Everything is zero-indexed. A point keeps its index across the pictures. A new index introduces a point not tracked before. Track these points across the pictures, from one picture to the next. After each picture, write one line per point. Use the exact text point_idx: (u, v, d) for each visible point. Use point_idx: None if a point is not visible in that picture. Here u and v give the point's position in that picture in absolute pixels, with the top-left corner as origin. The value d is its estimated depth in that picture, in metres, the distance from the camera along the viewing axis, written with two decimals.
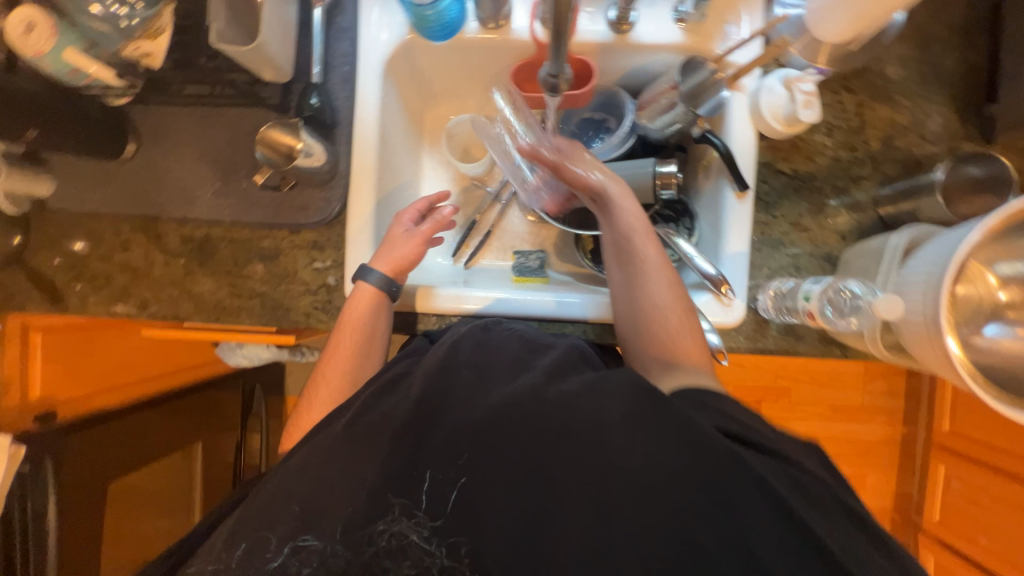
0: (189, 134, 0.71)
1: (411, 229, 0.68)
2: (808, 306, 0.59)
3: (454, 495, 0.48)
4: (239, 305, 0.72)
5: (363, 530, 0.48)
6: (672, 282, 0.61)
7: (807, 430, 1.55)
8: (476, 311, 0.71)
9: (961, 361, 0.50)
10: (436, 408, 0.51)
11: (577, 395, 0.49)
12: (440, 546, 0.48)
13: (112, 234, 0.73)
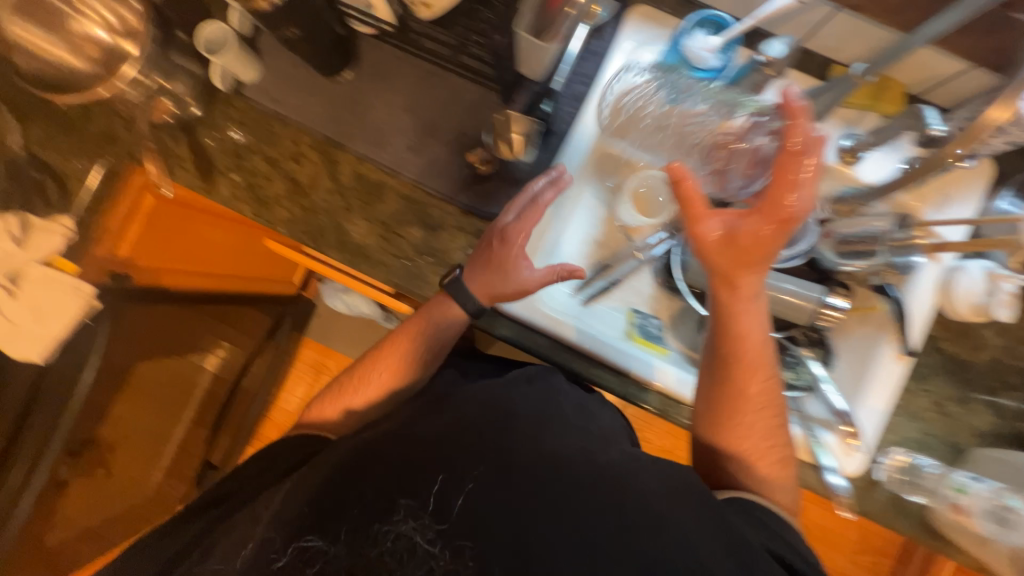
0: (406, 85, 0.71)
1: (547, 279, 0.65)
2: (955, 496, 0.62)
3: (460, 504, 0.51)
4: (382, 260, 0.71)
5: (366, 528, 0.52)
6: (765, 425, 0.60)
7: None
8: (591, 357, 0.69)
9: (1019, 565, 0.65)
10: (514, 451, 0.55)
11: (616, 464, 0.55)
12: (443, 549, 0.50)
13: (290, 142, 0.72)
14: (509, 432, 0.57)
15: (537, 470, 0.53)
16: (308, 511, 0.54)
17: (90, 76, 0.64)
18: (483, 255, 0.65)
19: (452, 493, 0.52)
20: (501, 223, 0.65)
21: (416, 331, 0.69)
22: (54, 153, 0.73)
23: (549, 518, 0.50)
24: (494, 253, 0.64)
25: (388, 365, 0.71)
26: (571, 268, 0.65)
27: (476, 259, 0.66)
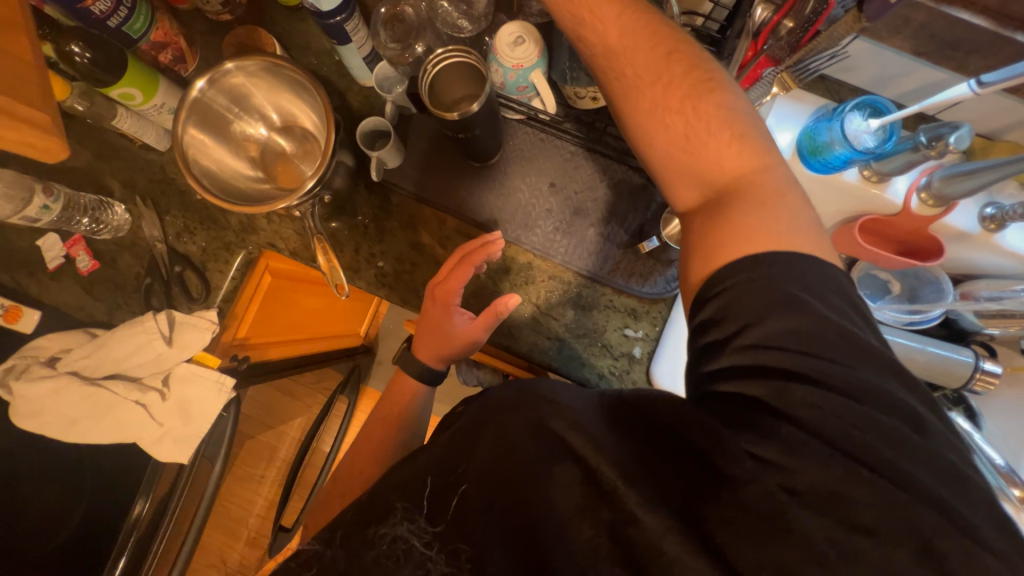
0: (551, 166, 0.72)
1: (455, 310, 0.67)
2: None
3: (454, 504, 0.46)
4: (535, 342, 0.70)
5: (362, 531, 0.48)
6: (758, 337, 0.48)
7: None
8: None
9: None
10: (476, 434, 0.48)
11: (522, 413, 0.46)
12: (440, 553, 0.45)
13: (434, 225, 0.73)
14: (539, 437, 0.44)
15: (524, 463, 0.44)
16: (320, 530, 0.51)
17: (253, 178, 0.64)
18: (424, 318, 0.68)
19: (443, 499, 0.47)
20: (431, 288, 0.67)
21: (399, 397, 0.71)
22: (194, 246, 0.73)
23: (490, 500, 0.45)
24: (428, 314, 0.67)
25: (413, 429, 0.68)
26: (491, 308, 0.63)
27: (421, 330, 0.69)
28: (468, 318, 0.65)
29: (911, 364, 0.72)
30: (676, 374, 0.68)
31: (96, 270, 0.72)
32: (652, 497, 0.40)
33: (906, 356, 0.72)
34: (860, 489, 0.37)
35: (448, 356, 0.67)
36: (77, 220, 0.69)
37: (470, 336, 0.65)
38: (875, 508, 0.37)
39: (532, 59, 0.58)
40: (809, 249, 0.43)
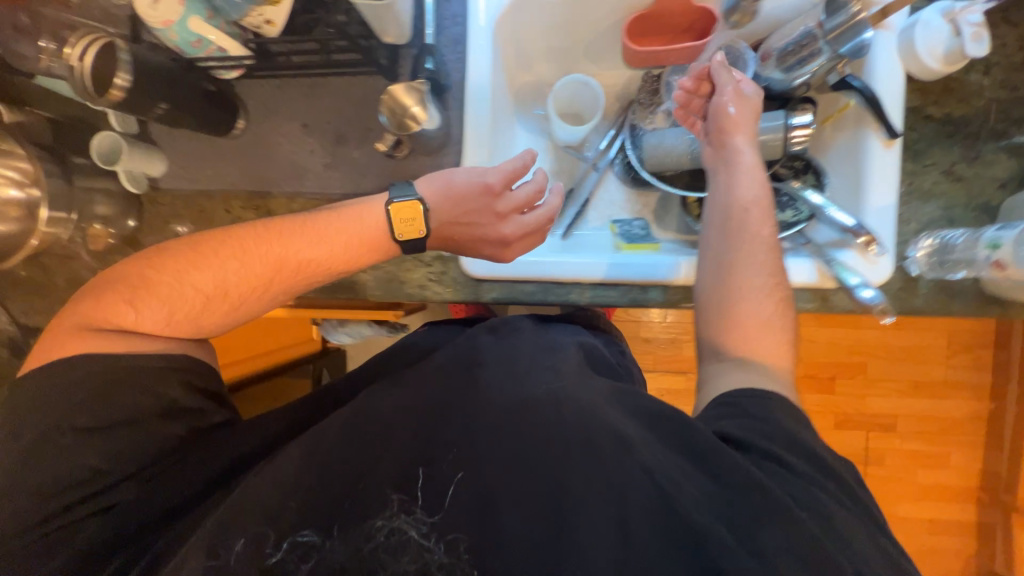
0: (298, 108, 0.70)
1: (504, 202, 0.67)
2: (994, 256, 0.55)
3: (452, 493, 0.49)
4: (353, 279, 0.71)
5: (360, 524, 0.48)
6: (767, 263, 0.59)
7: (886, 408, 1.58)
8: (572, 281, 0.68)
9: None
10: (474, 406, 0.54)
11: (547, 393, 0.54)
12: (438, 542, 0.47)
13: (223, 211, 0.73)
14: (543, 421, 0.51)
15: (542, 425, 0.51)
16: (229, 514, 0.50)
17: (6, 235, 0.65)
18: (478, 203, 0.65)
19: (440, 487, 0.49)
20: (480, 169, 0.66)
21: (344, 229, 0.60)
22: (40, 316, 0.77)
23: (502, 467, 0.49)
24: (483, 201, 0.65)
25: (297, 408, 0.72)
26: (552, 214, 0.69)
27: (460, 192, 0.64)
28: (523, 215, 0.68)
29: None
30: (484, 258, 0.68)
31: None
32: (642, 452, 0.48)
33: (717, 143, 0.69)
34: (815, 473, 0.46)
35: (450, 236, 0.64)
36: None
37: (496, 237, 0.65)
38: (821, 487, 0.46)
39: (177, 11, 0.56)
40: (719, 260, 0.61)
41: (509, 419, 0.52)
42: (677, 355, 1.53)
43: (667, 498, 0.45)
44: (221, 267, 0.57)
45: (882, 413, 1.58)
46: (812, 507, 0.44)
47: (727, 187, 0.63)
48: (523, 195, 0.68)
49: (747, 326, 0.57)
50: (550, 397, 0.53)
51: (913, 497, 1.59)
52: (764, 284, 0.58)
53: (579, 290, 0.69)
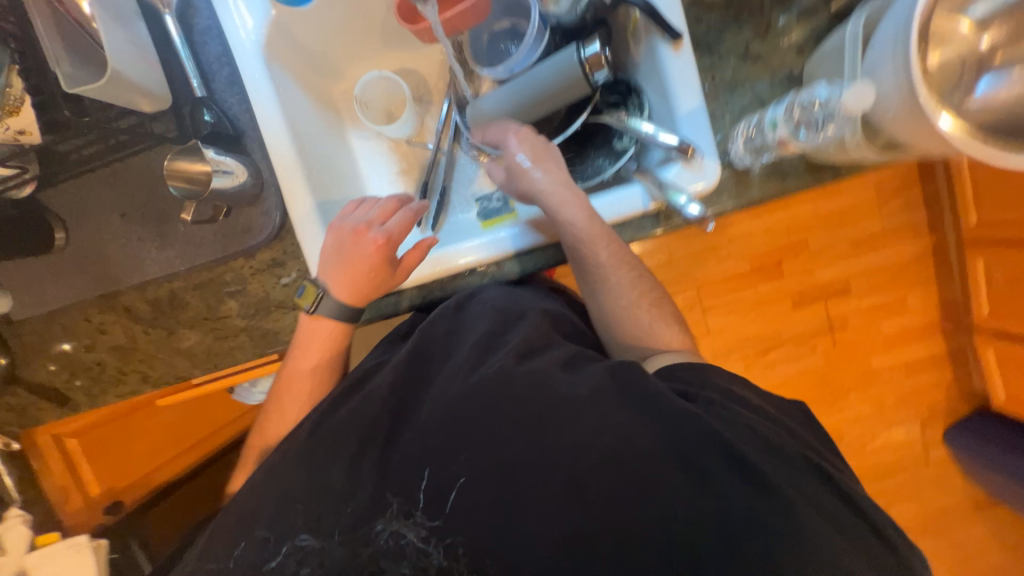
0: (109, 200, 0.68)
1: (375, 230, 0.64)
2: (779, 135, 0.56)
3: (454, 497, 0.53)
4: (229, 345, 0.72)
5: (361, 529, 0.54)
6: (631, 279, 0.68)
7: (838, 274, 1.61)
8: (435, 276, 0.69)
9: (957, 133, 0.47)
10: (411, 401, 0.60)
11: (514, 365, 0.58)
12: (438, 547, 0.52)
13: (84, 322, 0.73)
14: (503, 390, 0.56)
15: (503, 417, 0.55)
16: (245, 510, 0.58)
17: None
18: (348, 254, 0.64)
19: (440, 491, 0.54)
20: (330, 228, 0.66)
21: (308, 346, 0.67)
22: None
23: (522, 446, 0.54)
24: (348, 246, 0.64)
25: None
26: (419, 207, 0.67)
27: (342, 268, 0.64)
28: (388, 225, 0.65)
29: (539, 104, 0.69)
30: None
31: None
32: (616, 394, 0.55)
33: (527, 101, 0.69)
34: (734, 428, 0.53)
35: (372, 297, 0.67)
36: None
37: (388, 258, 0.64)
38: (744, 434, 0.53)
39: None
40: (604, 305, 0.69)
41: (509, 415, 0.55)
42: None
43: (713, 449, 0.50)
44: (298, 403, 0.68)
45: (836, 280, 1.61)
46: (718, 437, 0.51)
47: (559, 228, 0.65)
48: (390, 220, 0.66)
49: (649, 329, 0.66)
50: (467, 391, 0.57)
51: (884, 347, 1.64)
52: (630, 303, 0.67)
53: (442, 285, 0.72)
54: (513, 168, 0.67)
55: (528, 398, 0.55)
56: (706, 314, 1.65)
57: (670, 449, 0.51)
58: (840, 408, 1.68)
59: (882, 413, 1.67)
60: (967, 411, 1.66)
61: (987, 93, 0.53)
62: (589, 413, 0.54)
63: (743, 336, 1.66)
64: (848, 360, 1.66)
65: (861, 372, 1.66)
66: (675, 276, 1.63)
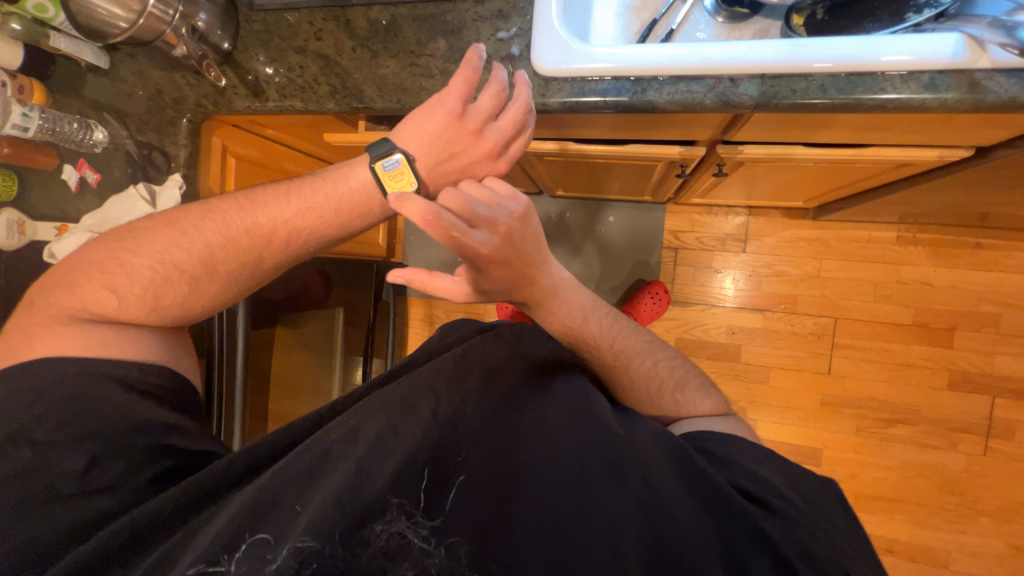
0: None
1: (478, 108, 0.63)
2: None
3: (455, 495, 0.53)
4: (420, 84, 0.71)
5: (358, 528, 0.47)
6: (660, 388, 0.77)
7: (1020, 371, 1.32)
8: (652, 74, 0.61)
9: None
10: (513, 439, 0.59)
11: (604, 445, 0.60)
12: (439, 547, 0.49)
13: (307, 26, 0.77)
14: (590, 471, 0.58)
15: (583, 520, 0.54)
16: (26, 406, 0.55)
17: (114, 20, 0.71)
18: (443, 128, 0.63)
19: (442, 492, 0.53)
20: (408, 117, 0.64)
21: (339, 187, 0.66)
22: (151, 133, 0.87)
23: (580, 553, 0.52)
24: (430, 124, 0.63)
25: (284, 212, 0.65)
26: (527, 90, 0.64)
27: (442, 145, 0.64)
28: (493, 122, 0.64)
29: None
30: (554, 50, 0.64)
31: (101, 181, 0.90)
32: (718, 523, 0.54)
33: None
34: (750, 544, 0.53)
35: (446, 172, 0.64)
36: (42, 128, 0.81)
37: (485, 154, 0.66)
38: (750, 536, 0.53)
39: None
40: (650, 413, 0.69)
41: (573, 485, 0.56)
42: (705, 327, 1.52)
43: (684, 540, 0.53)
44: (180, 237, 0.64)
45: (1016, 375, 1.32)
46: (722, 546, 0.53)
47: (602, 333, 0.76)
48: (488, 100, 0.63)
49: (656, 402, 0.76)
50: (550, 440, 0.60)
51: None
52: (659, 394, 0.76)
53: (659, 87, 0.62)
54: (626, 328, 0.80)
55: (576, 493, 0.56)
56: (835, 352, 1.43)
57: (692, 523, 0.55)
58: (960, 528, 1.36)
59: (1013, 557, 1.33)
60: None
61: None
62: (629, 474, 0.58)
63: (870, 393, 1.41)
64: (996, 476, 1.34)
65: (1004, 498, 1.34)
66: (816, 298, 1.44)
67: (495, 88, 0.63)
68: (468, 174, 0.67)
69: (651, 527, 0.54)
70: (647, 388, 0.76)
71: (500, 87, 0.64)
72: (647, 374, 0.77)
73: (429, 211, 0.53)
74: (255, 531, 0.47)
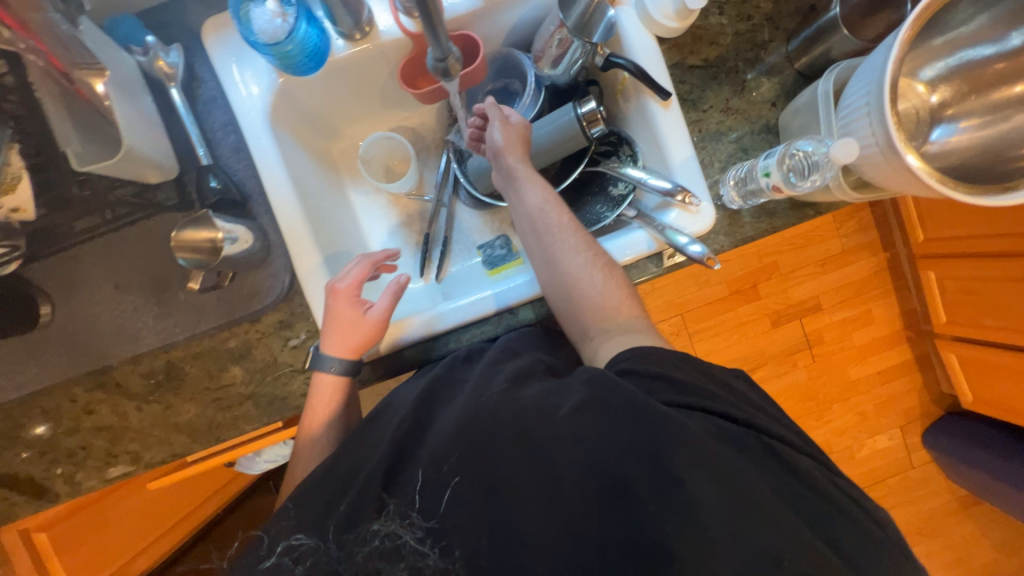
0: (98, 273, 0.65)
1: (351, 286, 0.65)
2: (772, 181, 0.55)
3: (447, 496, 0.46)
4: (233, 415, 0.68)
5: (358, 528, 0.47)
6: (612, 295, 0.62)
7: (809, 293, 1.71)
8: (448, 330, 0.68)
9: (923, 170, 0.45)
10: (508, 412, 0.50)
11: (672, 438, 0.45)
12: (434, 547, 0.45)
13: (69, 402, 0.68)
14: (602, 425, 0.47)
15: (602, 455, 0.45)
16: None
17: None
18: (334, 317, 0.63)
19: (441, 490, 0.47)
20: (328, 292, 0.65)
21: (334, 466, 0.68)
22: None
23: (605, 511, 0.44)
24: (330, 306, 0.64)
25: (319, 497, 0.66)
26: (399, 278, 0.68)
27: (331, 325, 0.63)
28: (373, 307, 0.65)
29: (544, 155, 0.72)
30: None
31: None
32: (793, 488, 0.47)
33: (569, 133, 0.69)
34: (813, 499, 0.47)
35: (347, 349, 0.63)
36: None
37: (367, 315, 0.64)
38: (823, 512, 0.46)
39: None
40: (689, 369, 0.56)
41: (598, 444, 0.46)
42: None
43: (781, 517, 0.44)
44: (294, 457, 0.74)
45: (808, 297, 1.71)
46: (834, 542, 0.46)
47: (565, 295, 0.63)
48: (358, 281, 0.65)
49: (599, 294, 0.61)
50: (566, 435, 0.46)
51: (858, 357, 1.75)
52: (585, 269, 0.62)
53: (456, 337, 0.69)
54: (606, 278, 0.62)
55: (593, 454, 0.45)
56: (693, 338, 1.71)
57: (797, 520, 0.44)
58: (826, 420, 1.75)
59: (863, 420, 1.76)
60: (940, 410, 1.77)
61: (944, 137, 0.55)
62: (617, 427, 0.46)
63: (730, 356, 1.72)
64: (828, 371, 1.75)
65: (839, 384, 1.75)
66: (662, 304, 1.70)
67: (363, 269, 0.66)
68: (376, 335, 0.64)
69: (623, 433, 0.46)
70: (591, 313, 0.62)
71: (369, 265, 0.67)
72: (604, 300, 0.61)
73: (363, 262, 0.67)
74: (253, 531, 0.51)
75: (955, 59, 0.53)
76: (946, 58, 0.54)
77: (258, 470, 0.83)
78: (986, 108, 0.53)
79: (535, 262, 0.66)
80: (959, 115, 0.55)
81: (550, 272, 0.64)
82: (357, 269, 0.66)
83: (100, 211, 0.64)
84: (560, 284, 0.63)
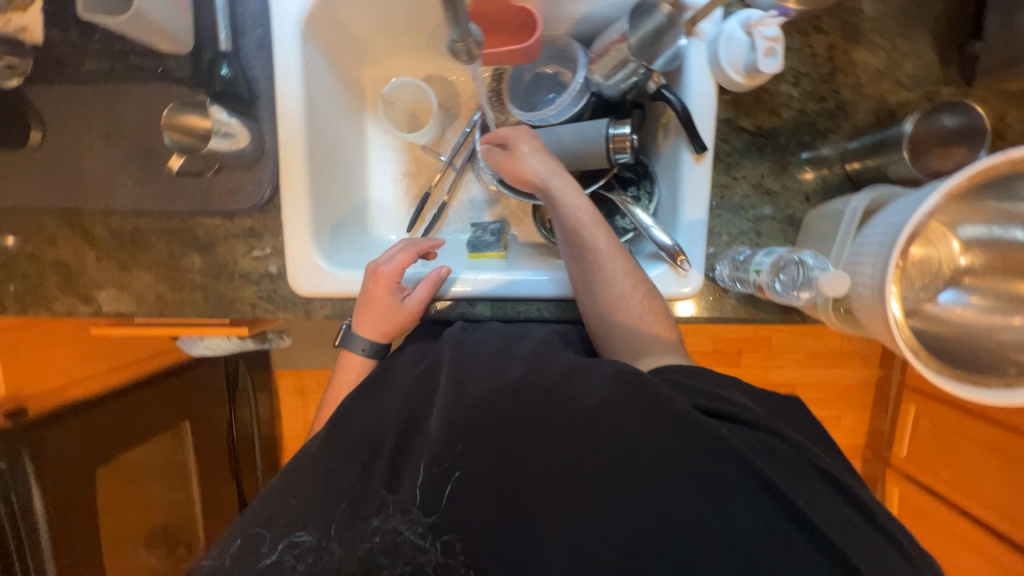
0: (94, 118, 0.65)
1: (393, 271, 0.63)
2: (758, 281, 0.54)
3: (450, 493, 0.44)
4: (182, 299, 0.69)
5: (359, 521, 0.45)
6: (649, 323, 0.58)
7: (789, 379, 1.68)
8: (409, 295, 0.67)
9: (899, 324, 0.44)
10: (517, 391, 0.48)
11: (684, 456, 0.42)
12: (435, 543, 0.43)
13: (37, 229, 0.69)
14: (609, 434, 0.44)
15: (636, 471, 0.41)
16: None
17: None
18: (369, 298, 0.63)
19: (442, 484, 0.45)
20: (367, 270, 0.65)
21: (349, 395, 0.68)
22: None
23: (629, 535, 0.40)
24: (364, 286, 0.64)
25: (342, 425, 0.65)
26: (441, 269, 0.65)
27: (365, 305, 0.63)
28: (410, 293, 0.65)
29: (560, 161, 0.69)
30: (309, 275, 0.66)
31: None
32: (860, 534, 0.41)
33: (595, 148, 0.65)
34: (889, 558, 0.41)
35: (376, 332, 0.64)
36: None
37: (402, 304, 0.64)
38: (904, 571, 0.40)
39: None
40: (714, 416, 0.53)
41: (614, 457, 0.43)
42: None
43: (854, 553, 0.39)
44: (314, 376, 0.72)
45: (786, 382, 1.68)
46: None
47: (597, 315, 0.60)
48: (398, 268, 0.64)
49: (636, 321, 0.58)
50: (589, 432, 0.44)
51: None
52: (624, 294, 0.59)
53: None
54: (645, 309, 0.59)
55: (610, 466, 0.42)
56: None
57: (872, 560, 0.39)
58: None
59: None
60: None
61: (948, 303, 0.51)
62: (640, 439, 0.43)
63: None
64: None
65: None
66: None
67: (407, 254, 0.65)
68: (408, 321, 0.65)
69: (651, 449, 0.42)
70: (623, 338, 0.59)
71: (413, 251, 0.66)
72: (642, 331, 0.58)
73: (406, 248, 0.66)
74: (253, 525, 0.47)
75: (999, 229, 0.50)
76: (992, 224, 0.50)
77: (196, 353, 0.86)
78: (1003, 296, 0.50)
79: (574, 287, 0.62)
80: (973, 288, 0.52)
81: (585, 295, 0.61)
82: (400, 254, 0.65)
83: (113, 60, 0.64)
84: (595, 306, 0.60)
